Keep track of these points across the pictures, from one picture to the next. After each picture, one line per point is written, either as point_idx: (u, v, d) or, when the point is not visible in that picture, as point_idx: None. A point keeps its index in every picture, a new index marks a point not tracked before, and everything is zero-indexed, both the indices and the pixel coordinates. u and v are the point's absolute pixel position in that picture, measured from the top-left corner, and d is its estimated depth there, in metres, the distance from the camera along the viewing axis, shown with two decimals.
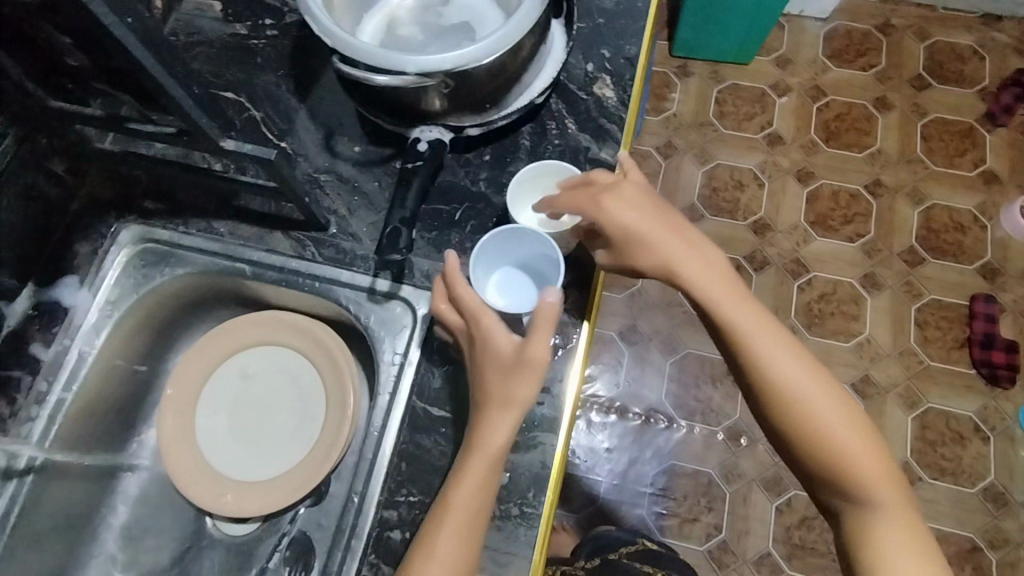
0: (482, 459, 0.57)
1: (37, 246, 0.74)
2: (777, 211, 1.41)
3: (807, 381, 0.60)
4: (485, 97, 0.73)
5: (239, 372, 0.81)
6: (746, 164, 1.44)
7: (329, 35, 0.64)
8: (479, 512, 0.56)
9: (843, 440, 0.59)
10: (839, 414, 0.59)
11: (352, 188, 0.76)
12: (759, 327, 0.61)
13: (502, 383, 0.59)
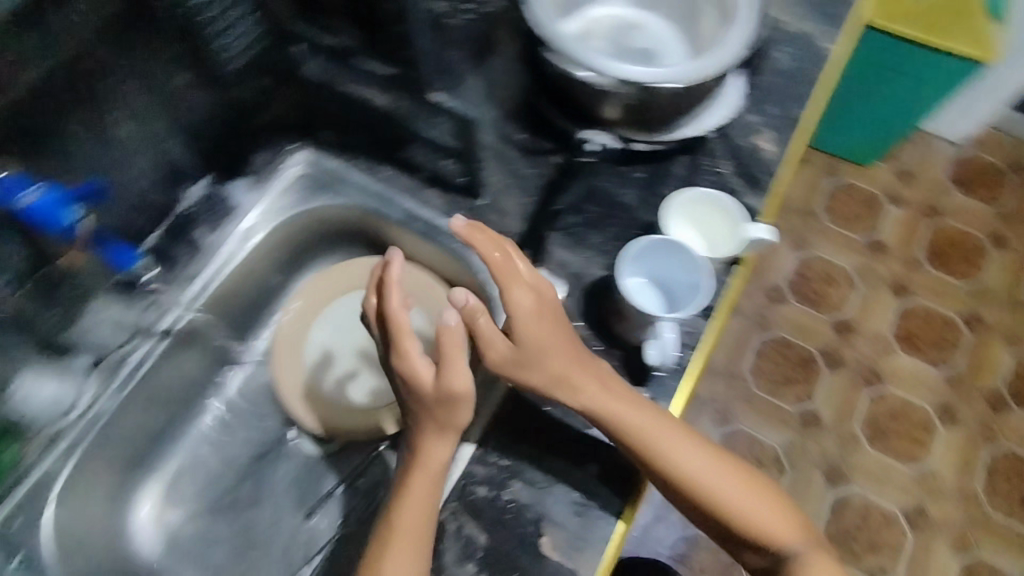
0: (422, 482, 0.60)
1: (225, 142, 0.81)
2: (867, 316, 1.38)
3: (699, 466, 0.63)
4: (658, 119, 0.76)
5: (358, 306, 0.86)
6: (844, 262, 1.42)
7: (546, 28, 0.68)
8: (421, 539, 0.58)
9: (739, 503, 0.62)
10: (744, 493, 0.63)
11: (509, 168, 0.79)
12: (643, 425, 0.61)
13: (433, 412, 0.62)
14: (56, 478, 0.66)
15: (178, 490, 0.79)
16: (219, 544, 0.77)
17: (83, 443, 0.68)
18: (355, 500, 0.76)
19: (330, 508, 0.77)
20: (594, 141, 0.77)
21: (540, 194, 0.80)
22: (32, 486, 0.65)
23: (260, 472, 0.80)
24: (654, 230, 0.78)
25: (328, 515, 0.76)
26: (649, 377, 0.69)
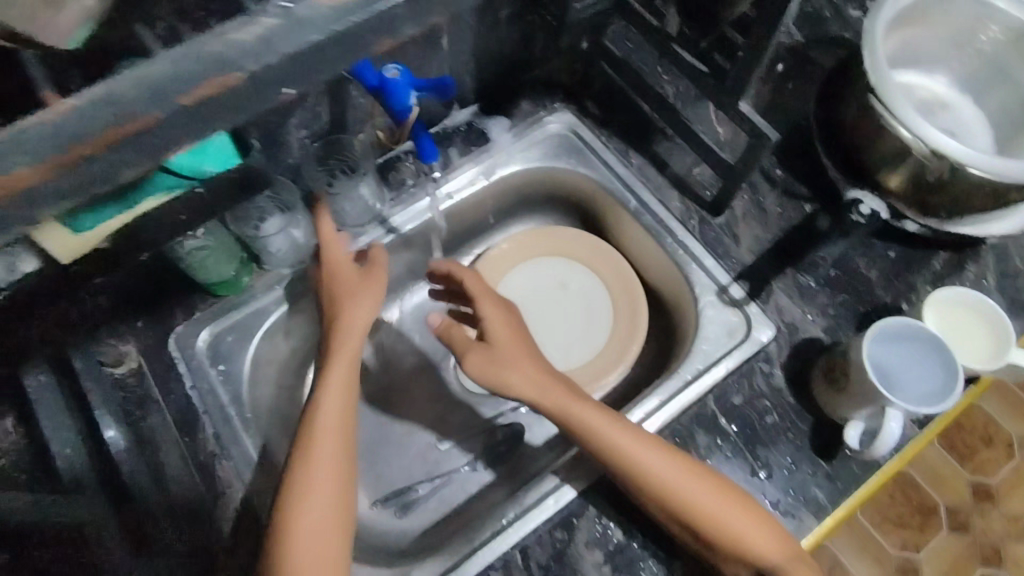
0: (340, 389, 0.64)
1: (503, 80, 0.83)
2: (1012, 491, 1.28)
3: (622, 438, 0.62)
4: (946, 209, 0.69)
5: (559, 274, 0.85)
6: (1010, 428, 1.32)
7: (876, 72, 0.66)
8: (336, 470, 0.60)
9: (728, 522, 0.59)
10: (712, 499, 0.60)
11: (757, 202, 0.79)
12: (588, 414, 0.64)
13: (345, 351, 0.67)
14: (270, 314, 0.73)
15: None
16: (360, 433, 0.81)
17: (298, 293, 0.75)
18: (492, 444, 0.81)
19: (467, 442, 0.81)
20: (865, 204, 0.74)
21: (782, 235, 0.77)
22: (251, 313, 0.73)
23: (416, 384, 0.84)
24: (888, 314, 0.73)
25: (462, 447, 0.81)
26: (835, 456, 0.67)
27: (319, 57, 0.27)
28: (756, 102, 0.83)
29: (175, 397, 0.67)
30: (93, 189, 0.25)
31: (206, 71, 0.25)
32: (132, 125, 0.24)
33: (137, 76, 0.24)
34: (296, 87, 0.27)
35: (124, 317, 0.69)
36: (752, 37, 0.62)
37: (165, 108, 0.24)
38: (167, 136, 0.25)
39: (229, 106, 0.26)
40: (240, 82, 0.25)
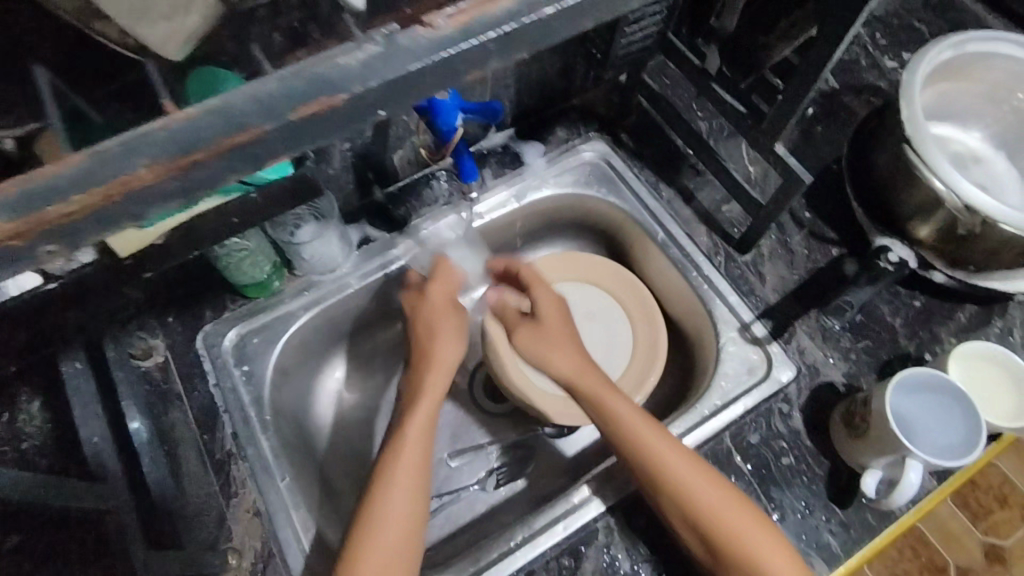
0: (427, 402, 0.68)
1: (540, 107, 0.85)
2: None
3: (651, 441, 0.63)
4: (976, 262, 0.69)
5: (590, 302, 0.86)
6: None
7: (911, 122, 0.67)
8: (421, 467, 0.64)
9: (743, 538, 0.59)
10: (729, 509, 0.60)
11: (784, 241, 0.79)
12: (623, 407, 0.66)
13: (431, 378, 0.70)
14: (295, 320, 0.74)
15: (359, 379, 0.84)
16: None
17: (325, 300, 0.76)
18: (504, 464, 0.81)
19: (478, 458, 0.82)
20: (895, 252, 0.71)
21: (807, 277, 0.77)
22: (278, 317, 0.74)
23: None
24: (911, 363, 0.73)
25: (474, 465, 0.81)
26: (851, 503, 0.66)
27: (408, 86, 0.33)
28: (788, 144, 0.84)
29: (198, 393, 0.69)
30: (215, 183, 0.31)
31: (314, 92, 0.31)
32: (241, 135, 0.30)
33: (258, 91, 0.31)
34: (387, 110, 0.34)
35: (156, 311, 0.72)
36: (791, 82, 0.63)
37: (279, 120, 0.31)
38: (277, 144, 0.31)
39: (331, 122, 0.32)
40: (343, 103, 0.31)
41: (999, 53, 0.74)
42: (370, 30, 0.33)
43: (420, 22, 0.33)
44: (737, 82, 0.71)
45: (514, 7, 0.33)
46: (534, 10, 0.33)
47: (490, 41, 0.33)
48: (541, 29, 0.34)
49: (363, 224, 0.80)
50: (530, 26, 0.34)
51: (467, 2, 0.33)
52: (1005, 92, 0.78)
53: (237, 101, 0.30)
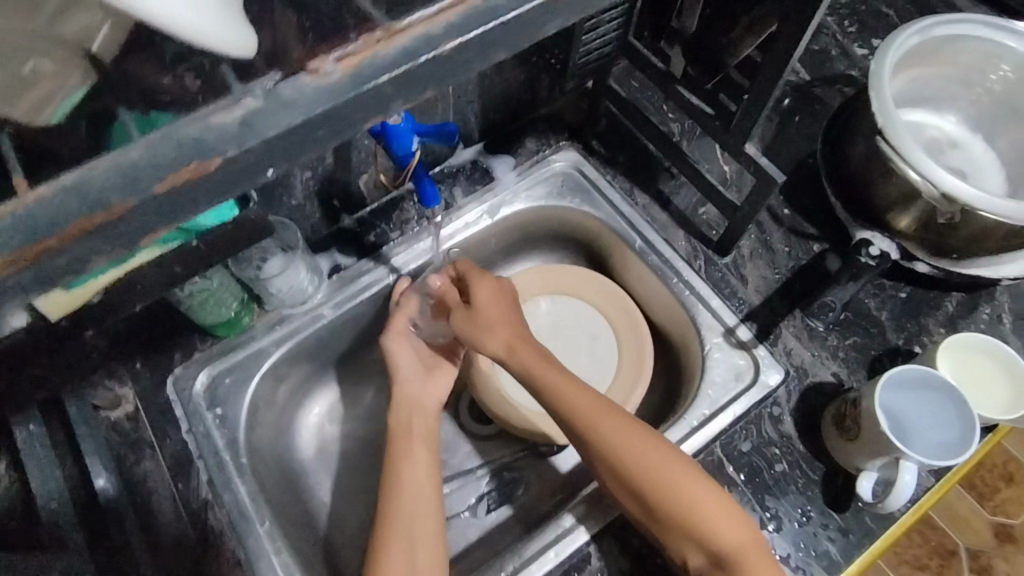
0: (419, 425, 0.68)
1: (508, 120, 0.83)
2: None
3: (588, 409, 0.62)
4: (959, 250, 0.68)
5: (579, 318, 0.84)
6: None
7: (882, 112, 0.66)
8: (431, 486, 0.63)
9: (689, 496, 0.57)
10: (673, 477, 0.58)
11: (764, 240, 0.77)
12: (558, 370, 0.66)
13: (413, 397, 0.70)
14: (268, 356, 0.72)
15: (340, 410, 0.81)
16: (357, 477, 0.78)
17: (298, 334, 0.74)
18: (494, 489, 0.78)
19: (466, 485, 0.79)
20: (875, 245, 0.69)
21: (789, 276, 0.75)
22: (249, 355, 0.71)
23: None
24: (900, 357, 0.71)
25: (464, 491, 0.79)
26: (848, 507, 0.65)
27: (308, 133, 0.31)
28: (761, 140, 0.83)
29: (170, 440, 0.66)
30: (99, 259, 0.28)
31: (185, 158, 0.29)
32: (102, 215, 0.27)
33: (121, 162, 0.29)
34: (276, 167, 0.31)
35: (123, 357, 0.69)
36: (754, 81, 0.62)
37: (143, 194, 0.28)
38: (147, 219, 0.28)
39: (207, 191, 0.29)
40: (218, 168, 0.29)
41: (966, 36, 0.72)
42: (250, 85, 0.32)
43: (303, 71, 0.31)
44: (702, 83, 0.69)
45: (417, 44, 0.32)
46: (437, 45, 0.32)
47: (393, 82, 0.31)
48: (457, 61, 0.33)
49: (334, 253, 0.77)
50: (434, 63, 0.32)
51: (359, 47, 0.32)
52: (976, 74, 0.76)
53: (96, 178, 0.28)
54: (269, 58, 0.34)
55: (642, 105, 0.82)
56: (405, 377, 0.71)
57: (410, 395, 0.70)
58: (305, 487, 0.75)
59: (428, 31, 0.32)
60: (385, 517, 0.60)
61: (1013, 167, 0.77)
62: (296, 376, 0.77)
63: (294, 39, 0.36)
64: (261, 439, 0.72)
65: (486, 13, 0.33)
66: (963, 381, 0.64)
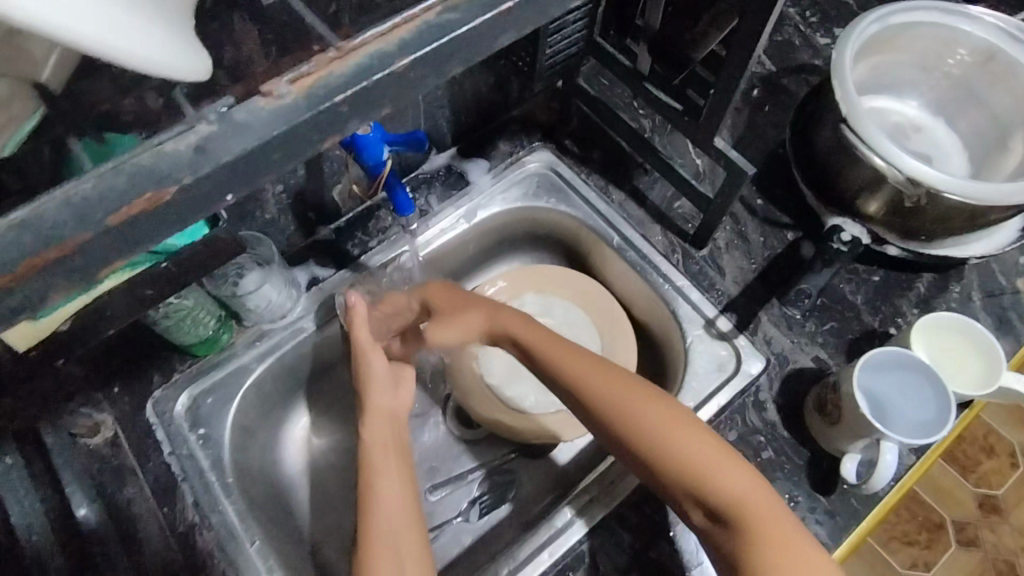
0: (391, 431, 0.68)
1: (479, 123, 0.83)
2: (1018, 501, 1.26)
3: (579, 370, 0.62)
4: (926, 232, 0.69)
5: (561, 314, 0.83)
6: (1012, 437, 1.31)
7: (846, 101, 0.67)
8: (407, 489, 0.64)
9: (681, 450, 0.55)
10: (672, 432, 0.56)
11: (739, 231, 0.78)
12: (543, 338, 0.65)
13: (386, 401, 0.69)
14: (250, 373, 0.71)
15: (327, 422, 0.81)
16: (347, 489, 0.78)
17: (278, 350, 0.73)
18: (486, 492, 0.78)
19: (457, 489, 0.79)
20: (847, 230, 0.70)
21: (766, 264, 0.77)
22: (230, 373, 0.70)
23: None
24: (877, 340, 0.73)
25: (454, 497, 0.78)
26: (833, 490, 0.66)
27: (267, 155, 0.30)
28: (732, 132, 0.83)
29: (154, 464, 0.65)
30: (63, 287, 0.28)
31: (137, 189, 0.28)
32: (61, 248, 0.27)
33: (71, 196, 0.28)
34: (234, 192, 0.31)
35: (100, 384, 0.68)
36: (719, 76, 0.63)
37: (97, 227, 0.27)
38: (102, 251, 0.28)
39: (168, 216, 0.29)
40: (174, 197, 0.28)
41: (924, 22, 0.74)
42: (203, 110, 0.31)
43: (260, 92, 0.31)
44: (670, 79, 0.70)
45: (370, 62, 0.32)
46: (389, 63, 0.32)
47: (345, 103, 0.31)
48: (401, 81, 0.33)
49: (311, 265, 0.77)
50: (387, 82, 0.32)
51: (312, 68, 0.32)
52: (934, 60, 0.78)
53: (49, 211, 0.27)
54: (235, 75, 0.34)
55: (612, 103, 0.82)
56: (377, 391, 0.69)
57: (388, 394, 0.70)
58: (295, 502, 0.75)
59: (379, 50, 0.32)
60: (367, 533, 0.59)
61: (977, 148, 0.79)
62: (280, 391, 0.76)
63: (258, 54, 0.36)
64: (247, 456, 0.71)
65: (425, 33, 0.33)
66: (935, 359, 0.66)
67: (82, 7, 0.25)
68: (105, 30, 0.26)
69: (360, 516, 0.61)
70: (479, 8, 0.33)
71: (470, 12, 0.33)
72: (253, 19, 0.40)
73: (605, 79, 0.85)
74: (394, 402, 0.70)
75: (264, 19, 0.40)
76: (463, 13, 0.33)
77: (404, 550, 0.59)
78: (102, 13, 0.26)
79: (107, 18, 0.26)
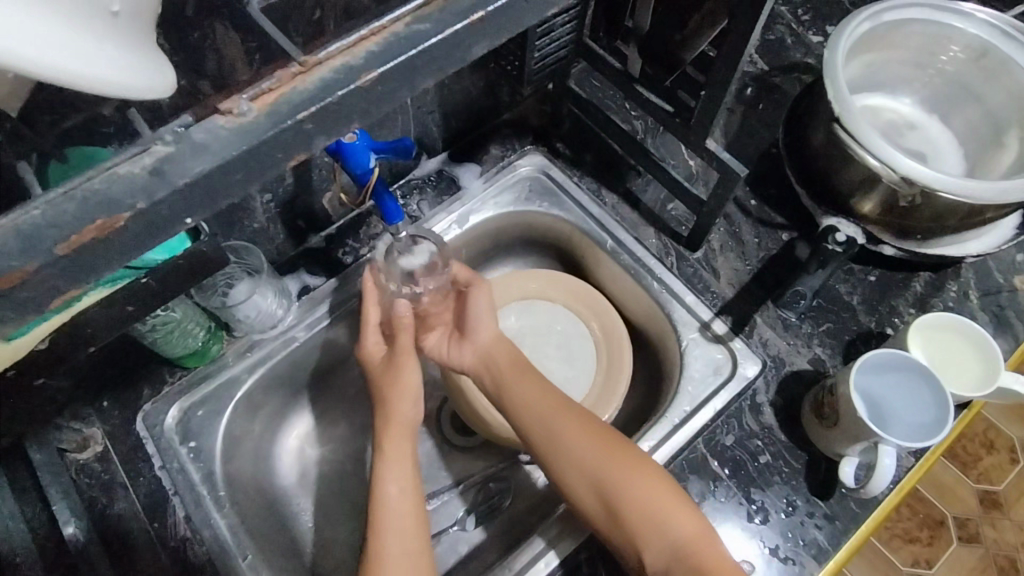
0: (404, 442, 0.66)
1: (470, 127, 0.82)
2: (1019, 496, 1.26)
3: (551, 411, 0.66)
4: (922, 231, 0.69)
5: (552, 321, 0.82)
6: (1012, 433, 1.30)
7: (839, 101, 0.66)
8: (416, 506, 0.63)
9: (636, 489, 0.60)
10: (627, 473, 0.61)
11: (733, 233, 0.78)
12: (525, 381, 0.69)
13: (404, 410, 0.67)
14: (241, 384, 0.70)
15: (320, 432, 0.80)
16: (342, 499, 0.77)
17: (269, 360, 0.72)
18: (482, 500, 0.77)
19: (453, 498, 0.78)
20: (842, 231, 0.68)
21: (760, 266, 0.76)
22: (221, 385, 0.70)
23: None
24: (874, 340, 0.72)
25: (450, 506, 0.77)
26: (832, 494, 0.65)
27: (227, 176, 0.30)
28: (724, 132, 0.83)
29: (144, 478, 0.65)
30: (31, 309, 0.27)
31: (89, 214, 0.27)
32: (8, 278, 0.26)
33: (19, 223, 0.27)
34: (194, 214, 0.30)
35: (89, 397, 0.67)
36: (710, 77, 0.62)
37: (45, 255, 0.26)
38: (53, 279, 0.27)
39: (120, 242, 0.28)
40: (127, 222, 0.28)
41: (915, 20, 0.73)
42: (160, 129, 0.30)
43: (221, 111, 0.30)
44: (660, 80, 0.69)
45: (335, 76, 0.31)
46: (361, 73, 0.31)
47: (309, 119, 0.30)
48: (378, 91, 0.32)
49: (301, 274, 0.76)
50: (354, 95, 0.31)
51: (273, 84, 0.31)
52: (926, 57, 0.78)
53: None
54: (211, 87, 0.34)
55: (603, 105, 0.82)
56: (395, 400, 0.67)
57: (405, 402, 0.68)
58: (289, 513, 0.74)
59: (350, 60, 0.32)
60: (373, 560, 0.59)
61: (971, 145, 0.78)
62: (272, 402, 0.76)
63: (237, 65, 0.35)
64: (239, 469, 0.70)
65: (404, 41, 0.32)
66: (932, 359, 0.65)
67: (62, 40, 0.26)
68: (44, 46, 0.25)
69: (367, 542, 0.60)
70: (460, 14, 0.33)
71: (450, 19, 0.33)
72: (233, 28, 0.39)
73: (596, 81, 0.84)
74: (414, 412, 0.68)
75: (241, 29, 0.39)
76: (441, 20, 0.33)
77: (408, 557, 0.59)
78: (75, 42, 0.26)
79: (83, 46, 0.27)
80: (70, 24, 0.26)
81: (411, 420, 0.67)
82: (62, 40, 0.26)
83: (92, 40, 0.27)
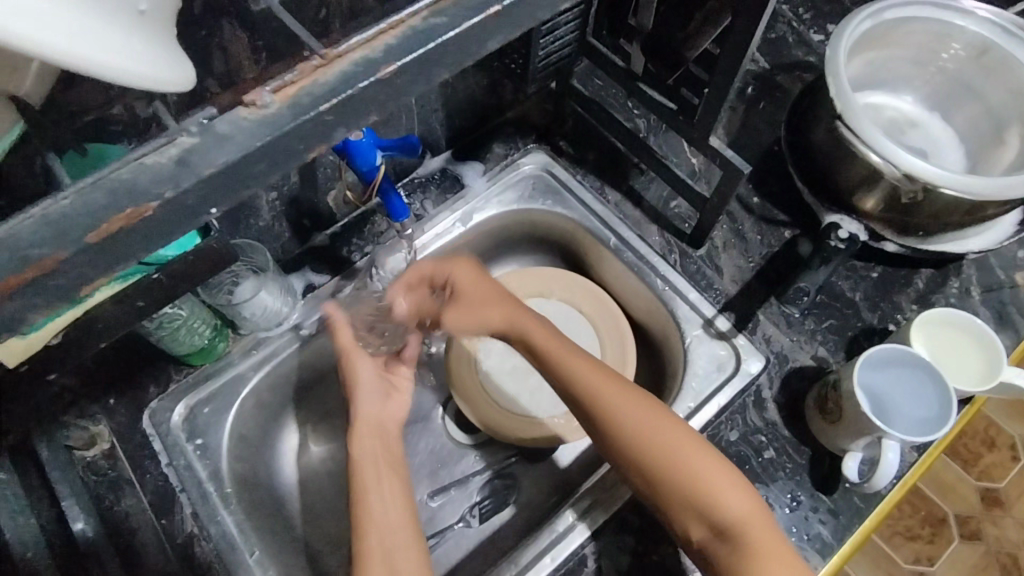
0: (380, 439, 0.67)
1: (474, 126, 0.83)
2: (1020, 493, 1.26)
3: (594, 378, 0.62)
4: (924, 228, 0.69)
5: (560, 319, 0.83)
6: (1013, 430, 1.31)
7: (841, 99, 0.67)
8: (401, 492, 0.64)
9: (688, 463, 0.57)
10: (679, 447, 0.58)
11: (737, 230, 0.78)
12: (565, 350, 0.65)
13: (377, 410, 0.69)
14: (247, 381, 0.71)
15: (325, 429, 0.80)
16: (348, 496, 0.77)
17: (275, 357, 0.72)
18: (486, 497, 0.78)
19: (456, 494, 0.78)
20: (844, 228, 0.69)
21: (764, 263, 0.76)
22: (227, 382, 0.70)
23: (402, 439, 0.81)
24: (877, 336, 0.72)
25: (454, 502, 0.78)
26: (836, 489, 0.65)
27: (250, 167, 0.30)
28: (727, 130, 0.83)
29: (151, 475, 0.65)
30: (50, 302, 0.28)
31: (117, 205, 0.28)
32: (35, 269, 0.26)
33: (49, 213, 0.27)
34: (218, 205, 0.30)
35: (96, 395, 0.68)
36: (713, 76, 0.62)
37: (74, 245, 0.27)
38: (76, 271, 0.27)
39: (147, 233, 0.29)
40: (155, 212, 0.28)
41: (918, 18, 0.74)
42: (184, 121, 0.30)
43: (243, 103, 0.31)
44: (664, 78, 0.69)
45: (353, 70, 0.32)
46: (374, 69, 0.32)
47: (325, 111, 0.31)
48: (390, 87, 0.33)
49: (307, 272, 0.76)
50: (371, 88, 0.32)
51: (294, 76, 0.31)
52: (929, 54, 0.78)
53: (28, 229, 0.27)
54: (227, 82, 0.34)
55: (606, 103, 0.82)
56: (365, 402, 0.69)
57: (376, 404, 0.69)
58: (295, 510, 0.74)
59: (365, 55, 0.32)
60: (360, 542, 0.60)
61: (973, 142, 0.79)
62: (277, 401, 0.76)
63: (246, 62, 0.36)
64: (246, 466, 0.70)
65: (418, 38, 0.32)
66: (936, 355, 0.65)
67: (95, 35, 0.26)
68: (81, 40, 0.26)
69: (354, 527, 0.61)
70: (473, 9, 0.33)
71: (463, 15, 0.33)
72: (243, 26, 0.40)
73: (599, 79, 0.84)
74: (385, 411, 0.70)
75: (251, 28, 0.40)
76: (454, 16, 0.33)
77: (397, 545, 0.60)
78: (105, 35, 0.27)
79: (111, 38, 0.27)
80: (98, 17, 0.27)
81: (383, 421, 0.69)
82: (94, 34, 0.26)
83: (116, 32, 0.28)
